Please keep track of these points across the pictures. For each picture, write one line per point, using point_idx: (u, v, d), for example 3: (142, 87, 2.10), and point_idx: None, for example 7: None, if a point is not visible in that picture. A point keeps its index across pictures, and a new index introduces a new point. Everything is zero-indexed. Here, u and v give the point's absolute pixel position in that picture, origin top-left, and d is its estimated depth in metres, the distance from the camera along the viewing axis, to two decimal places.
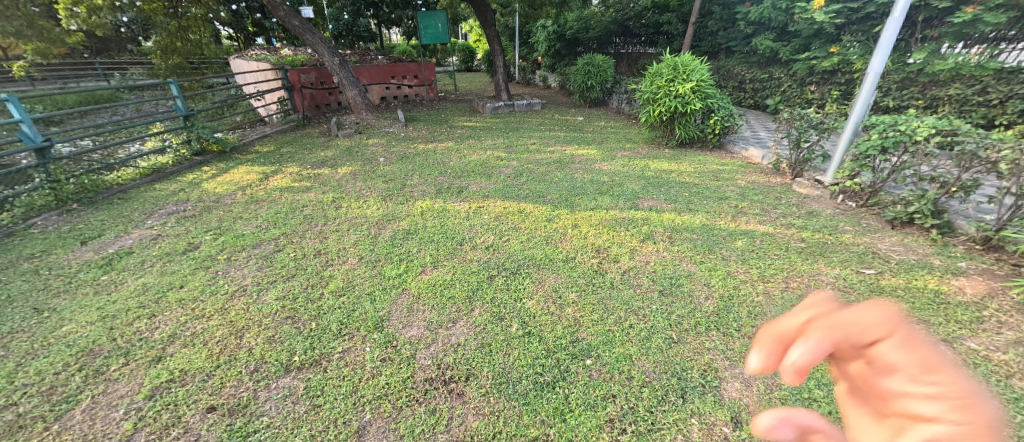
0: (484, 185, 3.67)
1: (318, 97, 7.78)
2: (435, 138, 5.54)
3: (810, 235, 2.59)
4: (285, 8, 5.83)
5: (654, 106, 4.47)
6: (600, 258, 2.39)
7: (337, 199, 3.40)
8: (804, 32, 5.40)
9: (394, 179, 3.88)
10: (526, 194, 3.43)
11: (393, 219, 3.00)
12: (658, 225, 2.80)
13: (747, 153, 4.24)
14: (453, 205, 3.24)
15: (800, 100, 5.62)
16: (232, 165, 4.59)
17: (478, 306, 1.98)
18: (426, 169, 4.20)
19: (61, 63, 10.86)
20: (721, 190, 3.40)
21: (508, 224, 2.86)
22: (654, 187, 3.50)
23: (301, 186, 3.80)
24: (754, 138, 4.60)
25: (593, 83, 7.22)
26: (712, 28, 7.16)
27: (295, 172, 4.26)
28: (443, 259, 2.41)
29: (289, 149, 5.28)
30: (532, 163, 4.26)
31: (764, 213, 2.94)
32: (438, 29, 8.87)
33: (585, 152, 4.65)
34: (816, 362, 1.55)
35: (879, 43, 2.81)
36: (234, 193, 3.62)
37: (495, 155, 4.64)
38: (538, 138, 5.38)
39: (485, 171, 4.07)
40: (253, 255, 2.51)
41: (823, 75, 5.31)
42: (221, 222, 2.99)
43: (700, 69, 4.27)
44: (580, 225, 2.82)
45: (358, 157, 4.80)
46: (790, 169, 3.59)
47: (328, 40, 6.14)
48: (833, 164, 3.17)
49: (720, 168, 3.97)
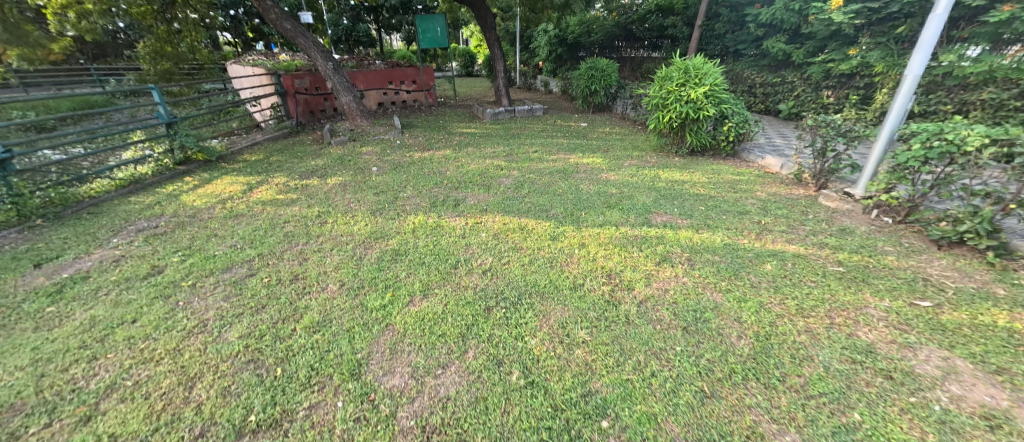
0: (482, 198, 3.41)
1: (313, 102, 7.54)
2: (432, 146, 5.28)
3: (847, 257, 2.30)
4: (276, 11, 5.60)
5: (663, 112, 4.21)
6: (612, 285, 2.11)
7: (323, 214, 3.14)
8: (820, 34, 5.15)
9: (385, 191, 3.62)
10: (527, 208, 3.16)
11: (381, 237, 2.73)
12: (674, 244, 2.51)
13: (764, 162, 3.97)
14: (449, 221, 2.97)
15: (815, 105, 5.37)
16: (217, 175, 4.34)
17: (473, 347, 1.70)
18: (421, 179, 3.94)
19: (53, 68, 10.62)
20: (740, 203, 3.12)
21: (508, 244, 2.58)
22: (666, 200, 3.23)
23: (287, 199, 3.54)
24: (772, 146, 4.32)
25: (597, 88, 6.97)
26: (719, 31, 6.94)
27: (281, 183, 4.00)
28: (434, 287, 2.13)
29: (278, 158, 5.03)
30: (534, 174, 3.99)
31: (792, 230, 2.65)
32: (437, 33, 8.66)
33: (590, 160, 4.38)
34: (885, 428, 1.25)
35: (919, 43, 2.53)
36: (213, 207, 3.36)
37: (495, 163, 4.39)
38: (540, 145, 5.11)
39: (484, 182, 3.81)
40: (223, 280, 2.24)
41: (840, 79, 5.05)
42: (193, 241, 2.73)
43: (714, 73, 3.99)
44: (588, 244, 2.55)
45: (351, 166, 4.54)
46: (814, 180, 3.32)
47: (321, 44, 5.90)
48: (865, 175, 2.88)
49: (736, 178, 3.70)
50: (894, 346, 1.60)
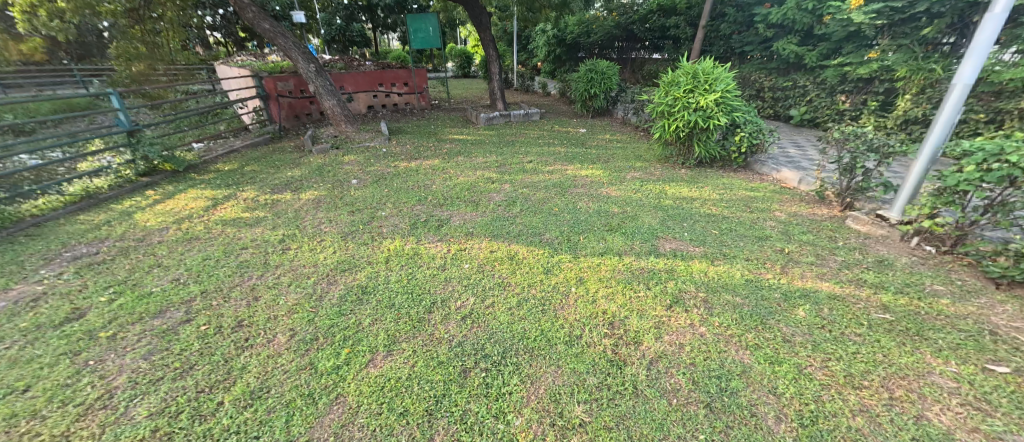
0: (469, 218, 3.06)
1: (297, 106, 7.18)
2: (420, 155, 4.92)
3: (891, 299, 1.96)
4: (253, 9, 5.22)
5: (669, 121, 3.84)
6: (615, 338, 1.74)
7: (287, 238, 2.78)
8: (836, 35, 4.80)
9: (362, 208, 3.26)
10: (518, 230, 2.81)
11: (349, 269, 2.36)
12: (686, 280, 2.16)
13: (780, 175, 3.62)
14: (429, 247, 2.61)
15: (829, 112, 5.02)
16: (182, 188, 3.98)
17: (440, 431, 1.34)
18: (403, 195, 3.58)
19: (33, 69, 10.24)
20: (758, 226, 2.77)
21: (493, 279, 2.23)
22: (674, 221, 2.88)
23: (252, 218, 3.19)
24: (787, 157, 3.96)
25: (597, 91, 6.61)
26: (725, 31, 6.62)
27: (250, 198, 3.64)
28: (401, 340, 1.76)
29: (253, 167, 4.67)
30: (528, 188, 3.64)
31: (822, 262, 2.30)
32: (429, 33, 8.30)
33: (589, 172, 4.03)
34: None
35: (971, 47, 2.20)
36: (167, 228, 3.01)
37: (486, 175, 4.04)
38: (535, 154, 4.75)
39: (473, 198, 3.46)
40: (151, 329, 1.88)
41: (857, 84, 4.71)
42: (132, 274, 2.36)
43: (726, 78, 3.61)
44: (586, 279, 2.20)
45: (329, 178, 4.18)
46: (839, 198, 2.97)
47: (303, 45, 5.51)
48: (903, 195, 2.53)
49: (750, 194, 3.35)
50: (978, 437, 1.25)
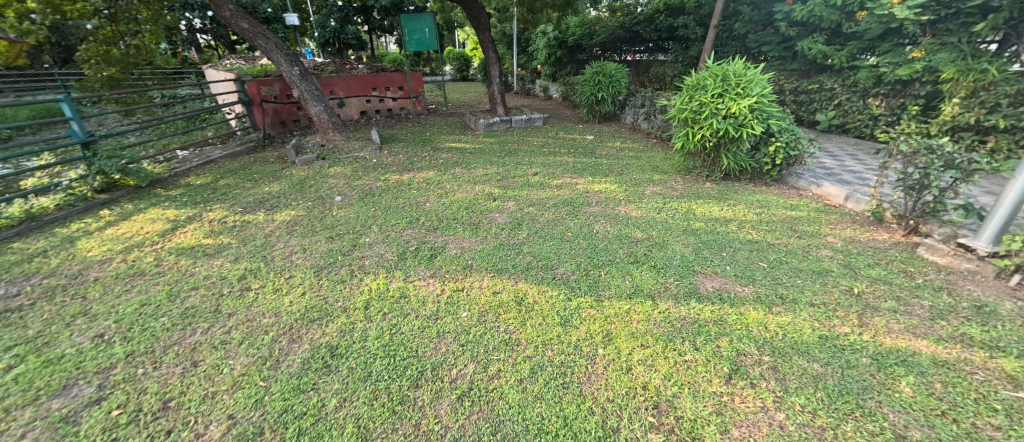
0: (468, 246, 2.61)
1: (284, 111, 6.72)
2: (414, 165, 4.48)
3: (1017, 365, 1.50)
4: (231, 7, 4.74)
5: (693, 129, 3.40)
6: (667, 435, 1.28)
7: (250, 273, 2.31)
8: (870, 33, 4.39)
9: (343, 233, 2.81)
10: (527, 263, 2.36)
11: (320, 319, 1.90)
12: (744, 337, 1.69)
13: (821, 190, 3.20)
14: (419, 288, 2.14)
15: (862, 117, 4.60)
16: (142, 207, 3.52)
17: None
18: (391, 215, 3.12)
19: (10, 72, 9.75)
20: (814, 257, 2.31)
21: (498, 335, 1.76)
22: (710, 249, 2.43)
23: (214, 245, 2.73)
24: (825, 170, 3.53)
25: (604, 95, 6.17)
26: (739, 31, 6.25)
27: (217, 219, 3.19)
28: (375, 436, 1.30)
29: (229, 181, 4.21)
30: (535, 207, 3.19)
31: (906, 308, 1.85)
32: (425, 34, 7.85)
33: (602, 187, 3.58)
34: None
35: None
36: (110, 260, 2.54)
37: (486, 191, 3.59)
38: (540, 165, 4.31)
39: (471, 219, 3.02)
40: (44, 416, 1.41)
41: (894, 86, 4.29)
42: (48, 326, 1.89)
43: (761, 81, 3.18)
44: (616, 334, 1.74)
45: (310, 193, 3.73)
46: (904, 222, 2.53)
47: (287, 47, 5.03)
48: (994, 221, 2.08)
49: (792, 215, 2.90)
50: None
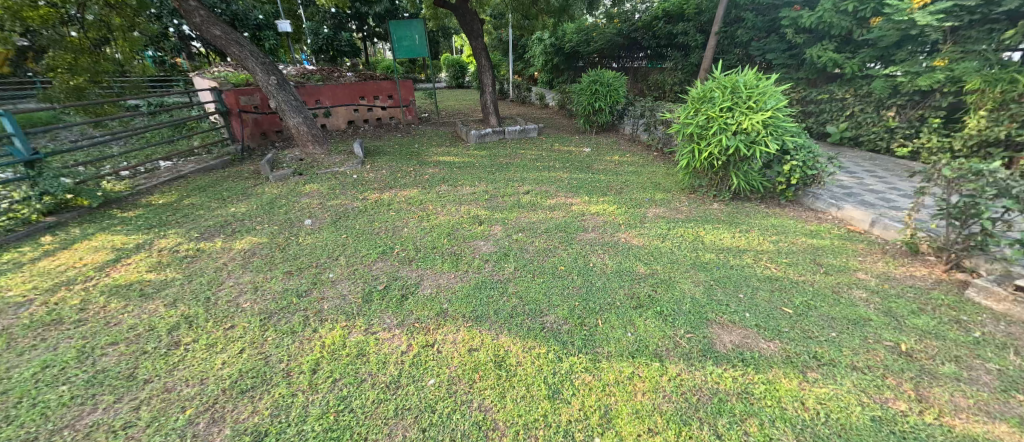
0: (446, 283, 2.27)
1: (265, 121, 6.39)
2: (397, 182, 4.17)
3: None
4: (203, 13, 4.42)
5: (700, 146, 3.08)
6: None
7: (184, 322, 1.96)
8: (884, 40, 4.11)
9: (306, 267, 2.47)
10: (513, 307, 2.02)
11: (253, 388, 1.55)
12: (779, 420, 1.34)
13: (843, 213, 2.89)
14: (381, 342, 1.80)
15: (877, 129, 4.30)
16: (90, 232, 3.18)
17: None
18: (363, 243, 2.78)
19: None
20: (846, 301, 1.97)
21: (470, 413, 1.41)
22: (725, 289, 2.09)
23: (155, 282, 2.38)
24: (845, 190, 3.23)
25: (602, 105, 5.88)
26: (741, 38, 6.03)
27: (168, 248, 2.84)
28: None
29: (194, 200, 3.87)
30: (525, 233, 2.86)
31: (971, 374, 1.51)
32: (415, 41, 7.57)
33: (600, 209, 3.25)
34: None
35: None
36: (29, 303, 2.19)
37: (472, 213, 3.27)
38: (533, 182, 3.99)
39: (453, 248, 2.69)
40: None
41: (912, 96, 4.00)
42: None
43: (775, 94, 2.86)
44: (617, 413, 1.39)
45: (278, 215, 3.39)
46: (946, 255, 2.21)
47: (262, 55, 4.71)
48: None
49: (813, 243, 2.58)
50: None
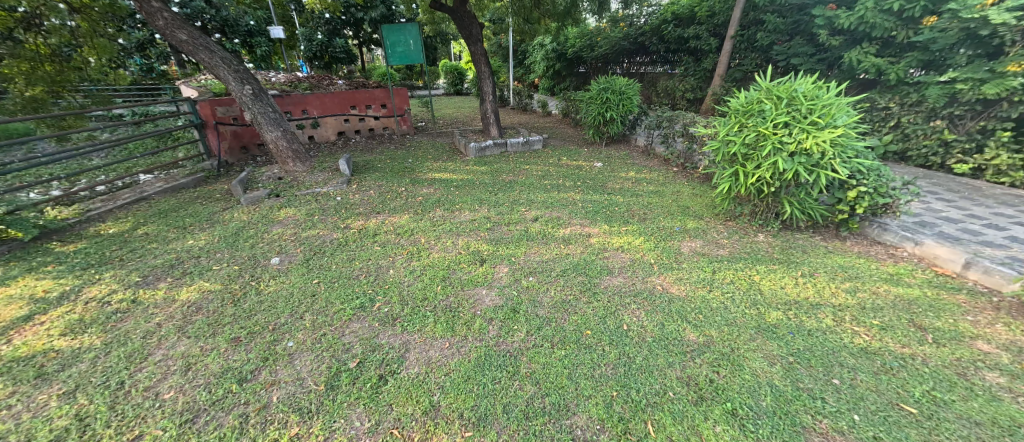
0: (437, 357, 1.74)
1: (246, 133, 5.87)
2: (386, 204, 3.65)
3: None
4: (166, 16, 3.92)
5: (747, 168, 2.57)
6: None
7: (73, 431, 1.41)
8: (938, 42, 3.62)
9: (260, 330, 1.93)
10: (526, 401, 1.48)
11: None
12: None
13: (923, 250, 2.38)
14: None
15: (929, 143, 3.80)
16: (12, 274, 2.63)
17: None
18: (337, 291, 2.26)
19: None
20: (985, 393, 1.44)
21: None
22: (812, 370, 1.56)
23: (63, 355, 1.84)
24: (917, 220, 2.73)
25: (613, 115, 5.38)
26: (761, 41, 5.56)
27: (98, 298, 2.31)
28: None
29: (149, 229, 3.34)
30: (537, 277, 2.34)
31: None
32: (410, 46, 7.08)
33: (624, 242, 2.73)
34: None
35: None
36: None
37: (471, 247, 2.75)
38: (541, 205, 3.48)
39: (447, 299, 2.16)
40: None
41: (974, 106, 3.50)
42: None
43: (842, 107, 2.37)
44: None
45: (243, 250, 2.87)
46: None
47: (236, 62, 4.19)
48: None
49: (901, 293, 2.05)
50: None
